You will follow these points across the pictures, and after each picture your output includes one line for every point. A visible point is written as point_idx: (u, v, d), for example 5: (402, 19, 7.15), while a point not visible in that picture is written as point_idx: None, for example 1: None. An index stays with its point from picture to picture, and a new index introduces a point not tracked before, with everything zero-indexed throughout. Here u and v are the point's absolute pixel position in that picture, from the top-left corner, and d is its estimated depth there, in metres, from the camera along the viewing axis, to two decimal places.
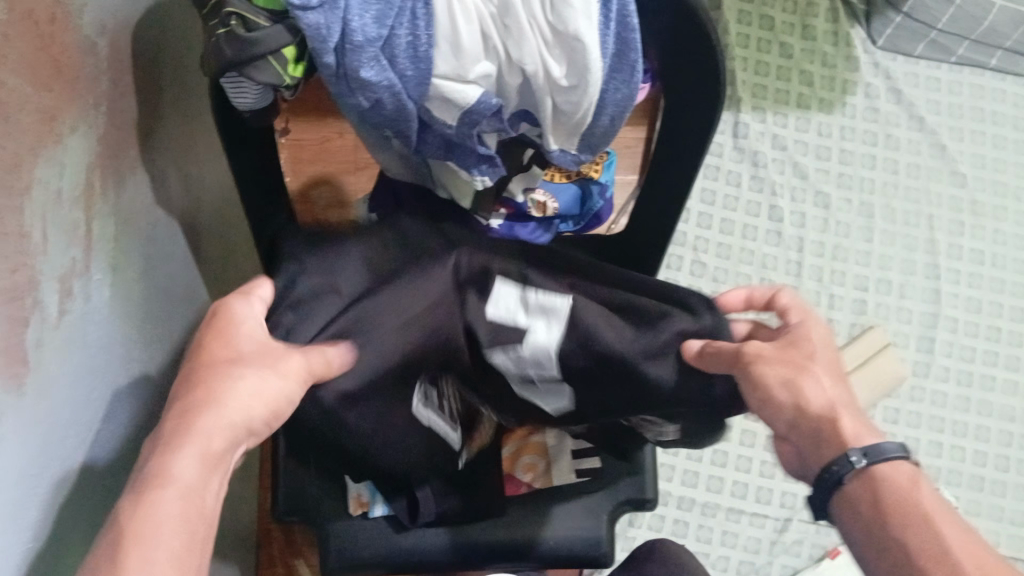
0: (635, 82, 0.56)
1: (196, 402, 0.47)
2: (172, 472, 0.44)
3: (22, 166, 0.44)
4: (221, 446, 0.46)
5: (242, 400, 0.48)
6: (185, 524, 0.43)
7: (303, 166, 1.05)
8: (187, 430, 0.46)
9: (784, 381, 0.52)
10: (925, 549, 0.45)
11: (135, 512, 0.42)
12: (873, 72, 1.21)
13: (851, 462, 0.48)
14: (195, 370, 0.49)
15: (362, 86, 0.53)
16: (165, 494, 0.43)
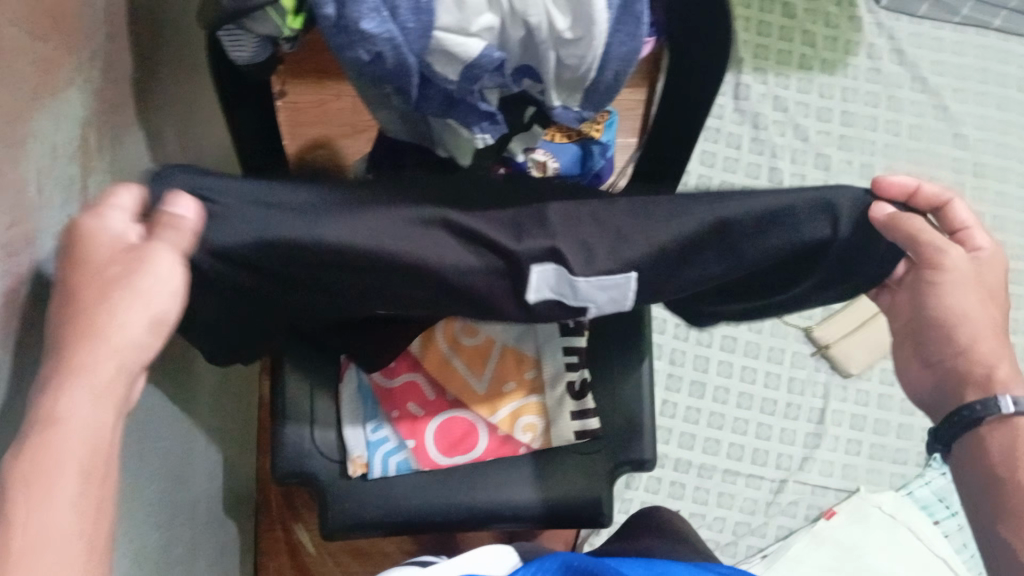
0: (641, 36, 0.56)
1: (72, 347, 0.41)
2: (60, 419, 0.39)
3: (18, 117, 0.43)
4: (111, 381, 0.42)
5: (104, 353, 0.42)
6: (80, 468, 0.39)
7: (300, 128, 1.04)
8: (69, 370, 0.41)
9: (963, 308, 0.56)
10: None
11: (19, 467, 0.38)
12: (876, 32, 1.20)
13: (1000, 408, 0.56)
14: (72, 322, 0.42)
15: (362, 38, 0.52)
16: (53, 441, 0.39)
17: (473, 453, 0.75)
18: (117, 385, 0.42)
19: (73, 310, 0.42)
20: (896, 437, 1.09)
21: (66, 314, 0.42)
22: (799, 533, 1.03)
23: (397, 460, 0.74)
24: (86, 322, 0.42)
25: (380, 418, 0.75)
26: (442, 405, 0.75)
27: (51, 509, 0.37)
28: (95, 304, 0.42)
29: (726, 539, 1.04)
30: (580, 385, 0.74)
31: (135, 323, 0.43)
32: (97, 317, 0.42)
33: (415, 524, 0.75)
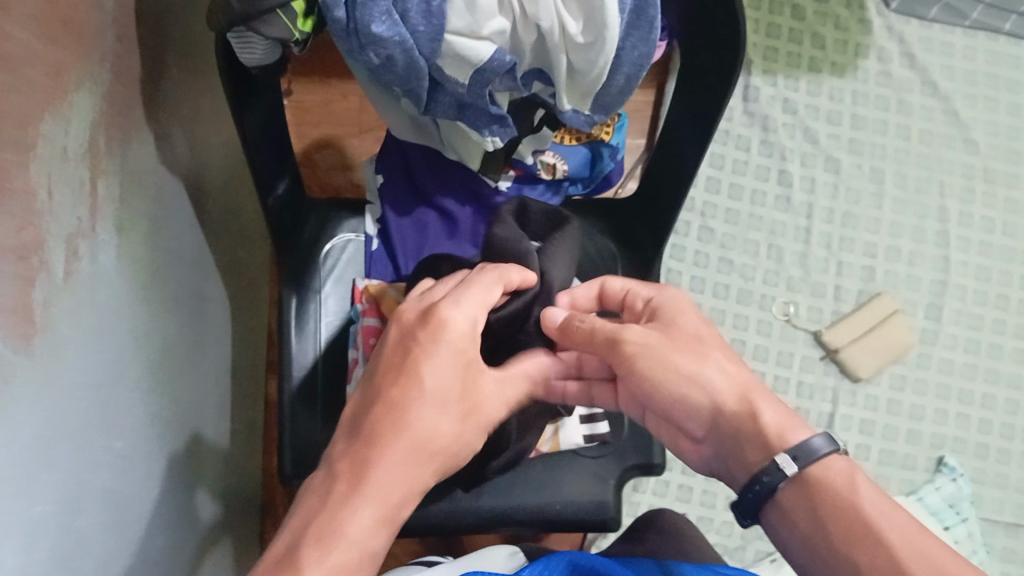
0: (653, 40, 0.55)
1: (376, 457, 0.50)
2: (349, 533, 0.47)
3: (28, 123, 0.43)
4: (398, 505, 0.50)
5: (413, 451, 0.51)
6: (353, 562, 0.46)
7: (306, 127, 1.03)
8: (372, 474, 0.49)
9: (695, 366, 0.56)
10: (874, 562, 0.46)
11: (314, 539, 0.46)
12: (886, 35, 1.19)
13: (781, 471, 0.50)
14: (395, 407, 0.52)
15: (373, 41, 0.52)
16: (341, 540, 0.46)
17: None
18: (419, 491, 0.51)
19: (385, 406, 0.52)
20: (905, 442, 1.06)
21: (387, 404, 0.52)
22: None
23: None
24: (394, 419, 0.51)
25: None
26: None
27: None
28: (400, 400, 0.52)
29: (734, 543, 1.04)
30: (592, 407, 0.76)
31: (452, 437, 0.54)
32: (406, 420, 0.52)
33: (429, 531, 0.75)
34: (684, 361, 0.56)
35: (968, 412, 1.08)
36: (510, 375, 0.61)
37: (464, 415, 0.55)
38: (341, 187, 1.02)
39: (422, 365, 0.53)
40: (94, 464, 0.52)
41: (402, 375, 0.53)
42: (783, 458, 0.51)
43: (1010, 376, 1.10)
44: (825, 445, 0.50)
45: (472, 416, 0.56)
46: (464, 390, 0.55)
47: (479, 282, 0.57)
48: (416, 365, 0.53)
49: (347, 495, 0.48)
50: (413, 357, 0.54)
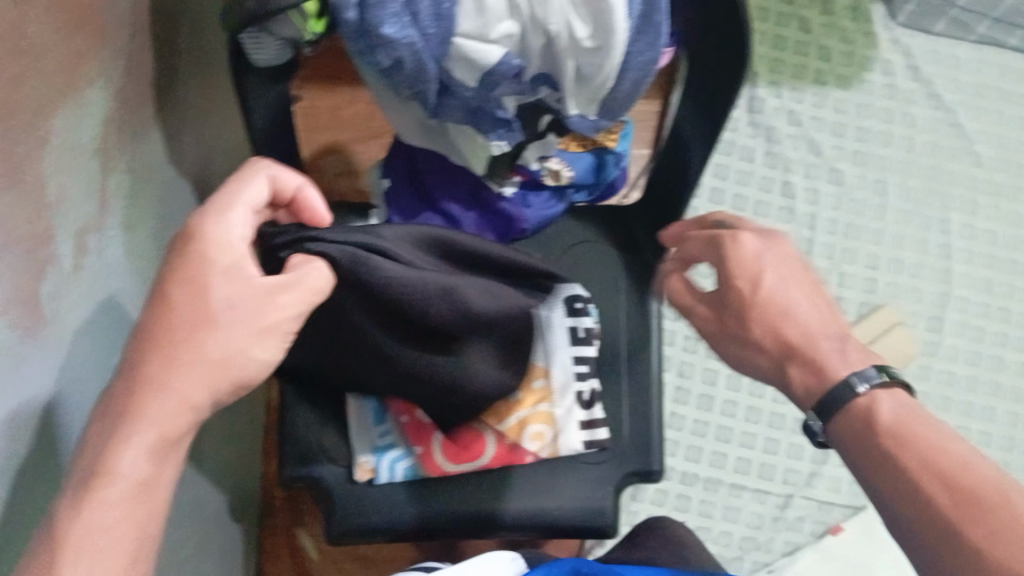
0: (660, 46, 0.55)
1: (137, 392, 0.47)
2: (114, 471, 0.45)
3: (42, 114, 0.43)
4: (176, 427, 0.47)
5: (192, 383, 0.48)
6: (128, 505, 0.45)
7: (313, 132, 1.04)
8: (133, 413, 0.46)
9: (805, 306, 0.55)
10: (943, 487, 0.46)
11: (78, 496, 0.44)
12: (892, 48, 1.20)
13: (856, 388, 0.51)
14: (151, 335, 0.48)
15: (384, 43, 0.53)
16: (98, 490, 0.45)
17: (481, 460, 0.74)
18: (190, 407, 0.48)
19: (143, 338, 0.48)
20: None
21: (162, 309, 0.48)
22: (805, 550, 1.03)
23: (404, 464, 0.74)
24: (155, 341, 0.47)
25: (388, 425, 0.75)
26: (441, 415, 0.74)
27: (105, 514, 0.45)
28: (186, 331, 0.48)
29: (732, 553, 1.04)
30: (579, 303, 0.75)
31: (243, 363, 0.50)
32: (176, 348, 0.47)
33: (426, 532, 0.75)
34: (798, 306, 0.55)
35: (969, 424, 1.08)
36: (304, 276, 0.52)
37: (227, 343, 0.49)
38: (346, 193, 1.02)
39: (194, 287, 0.48)
40: None
41: (158, 303, 0.48)
42: (861, 379, 0.51)
43: (1012, 389, 1.10)
44: (848, 393, 0.51)
45: (273, 336, 0.51)
46: (234, 316, 0.49)
47: (239, 193, 0.51)
48: (197, 278, 0.49)
49: (111, 432, 0.46)
50: (191, 276, 0.49)
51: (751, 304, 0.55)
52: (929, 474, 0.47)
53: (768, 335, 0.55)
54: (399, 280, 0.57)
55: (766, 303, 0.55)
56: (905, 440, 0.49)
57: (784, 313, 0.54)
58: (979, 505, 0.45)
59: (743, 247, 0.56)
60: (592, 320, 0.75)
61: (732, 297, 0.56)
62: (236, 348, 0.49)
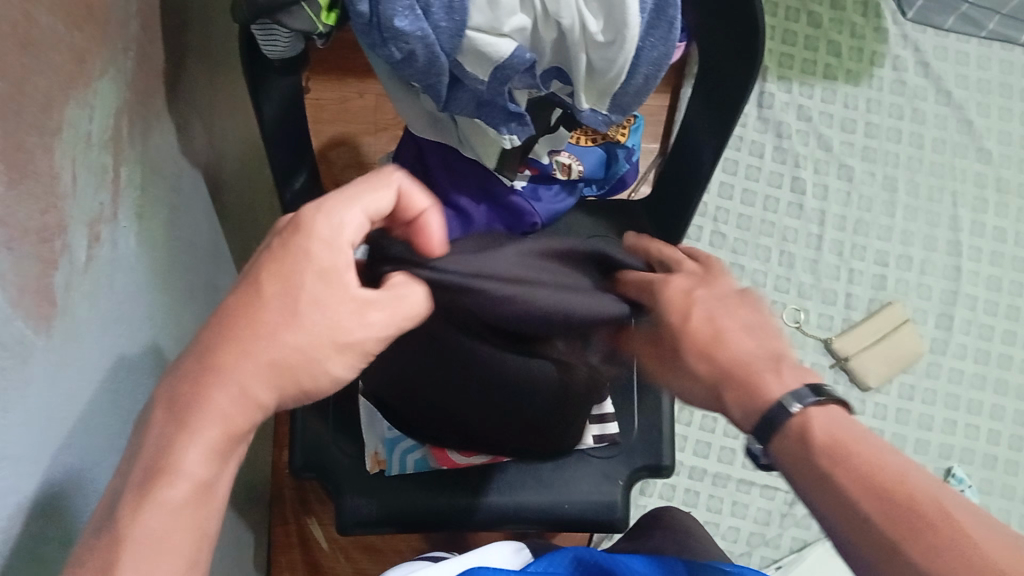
0: (672, 40, 0.55)
1: (203, 380, 0.43)
2: (181, 468, 0.42)
3: (53, 106, 0.43)
4: (242, 428, 0.44)
5: (251, 385, 0.44)
6: (181, 506, 0.41)
7: (323, 126, 1.04)
8: (198, 406, 0.43)
9: (740, 331, 0.54)
10: (898, 505, 0.44)
11: (140, 485, 0.41)
12: (902, 43, 1.19)
13: (790, 407, 0.48)
14: (232, 330, 0.44)
15: (395, 36, 0.53)
16: (167, 480, 0.41)
17: (492, 452, 0.74)
18: (257, 407, 0.44)
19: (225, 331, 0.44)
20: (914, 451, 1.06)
21: (243, 300, 0.45)
22: (813, 546, 1.03)
23: (415, 457, 0.74)
24: (236, 330, 0.44)
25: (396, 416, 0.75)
26: None
27: (145, 536, 0.40)
28: (247, 332, 0.44)
29: (740, 549, 1.04)
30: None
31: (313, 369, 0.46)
32: (253, 347, 0.44)
33: (439, 524, 0.75)
34: (728, 323, 0.54)
35: (976, 421, 1.07)
36: (399, 296, 0.48)
37: (326, 334, 0.45)
38: None
39: (297, 286, 0.45)
40: (101, 450, 0.53)
41: (245, 291, 0.45)
42: (795, 399, 0.49)
43: (1020, 387, 1.09)
44: (781, 413, 0.49)
45: (344, 334, 0.46)
46: (328, 303, 0.45)
47: (369, 193, 0.47)
48: (282, 275, 0.45)
49: (174, 425, 0.42)
50: (289, 269, 0.45)
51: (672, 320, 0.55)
52: (873, 497, 0.45)
53: (694, 370, 0.54)
54: (491, 298, 0.49)
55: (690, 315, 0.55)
56: (843, 458, 0.46)
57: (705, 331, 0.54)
58: (932, 519, 0.43)
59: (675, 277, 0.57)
60: None
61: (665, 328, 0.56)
62: (316, 336, 0.45)
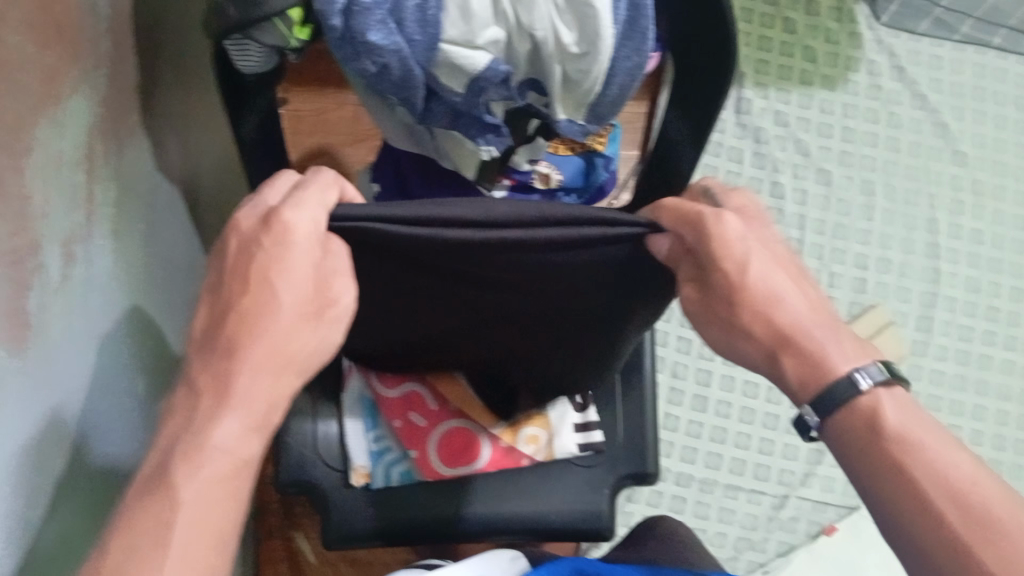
0: (646, 51, 0.55)
1: (231, 359, 0.46)
2: (215, 445, 0.45)
3: (23, 127, 0.43)
4: (265, 410, 0.47)
5: (271, 361, 0.47)
6: (218, 475, 0.45)
7: (301, 138, 1.03)
8: (229, 387, 0.46)
9: (787, 291, 0.51)
10: (959, 493, 0.46)
11: (184, 456, 0.45)
12: (877, 49, 1.20)
13: (856, 383, 0.49)
14: (242, 316, 0.46)
15: (368, 50, 0.53)
16: (205, 455, 0.45)
17: (478, 463, 0.73)
18: (287, 379, 0.48)
19: (236, 322, 0.46)
20: None
21: (243, 283, 0.46)
22: (798, 550, 1.03)
23: (401, 469, 0.74)
24: (251, 317, 0.46)
25: (381, 428, 0.74)
26: (442, 416, 0.72)
27: (185, 507, 0.43)
28: (251, 311, 0.46)
29: (727, 554, 1.04)
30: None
31: (312, 340, 0.48)
32: (258, 328, 0.46)
33: (428, 535, 0.75)
34: (786, 292, 0.51)
35: (958, 421, 1.08)
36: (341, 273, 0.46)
37: (312, 311, 0.47)
38: None
39: (271, 276, 0.46)
40: (76, 470, 0.52)
41: (238, 275, 0.46)
42: (861, 374, 0.49)
43: (1000, 386, 1.10)
44: (853, 392, 0.49)
45: (332, 310, 0.47)
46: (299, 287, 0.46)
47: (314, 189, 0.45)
48: (265, 270, 0.46)
49: (212, 406, 0.45)
50: (253, 267, 0.46)
51: (734, 293, 0.50)
52: (947, 496, 0.46)
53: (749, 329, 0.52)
54: (468, 236, 0.42)
55: (752, 293, 0.50)
56: (913, 445, 0.47)
57: (758, 318, 0.51)
58: (991, 511, 0.45)
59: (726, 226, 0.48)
60: None
61: (741, 309, 0.51)
62: (304, 313, 0.47)
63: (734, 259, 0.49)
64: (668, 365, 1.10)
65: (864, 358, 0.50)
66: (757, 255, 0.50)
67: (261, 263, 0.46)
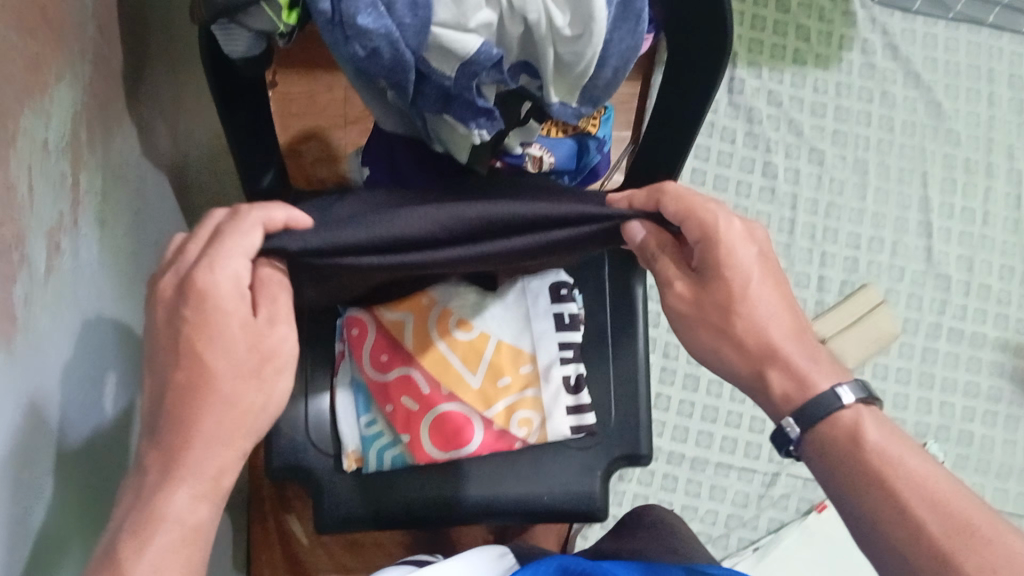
0: (640, 33, 0.55)
1: (176, 434, 0.47)
2: (167, 517, 0.46)
3: (6, 117, 0.42)
4: (217, 479, 0.48)
5: (216, 430, 0.48)
6: (172, 547, 0.45)
7: (291, 120, 1.02)
8: (178, 462, 0.47)
9: (776, 312, 0.53)
10: (938, 503, 0.46)
11: (134, 531, 0.45)
12: (870, 28, 1.19)
13: (840, 393, 0.50)
14: (183, 392, 0.48)
15: (358, 33, 0.52)
16: (156, 529, 0.45)
17: (470, 446, 0.72)
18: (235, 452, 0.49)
19: (174, 399, 0.48)
20: None
21: (178, 350, 0.48)
22: (791, 526, 1.04)
23: (393, 454, 0.73)
24: (192, 393, 0.48)
25: (374, 412, 0.74)
26: (438, 400, 0.71)
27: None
28: (187, 385, 0.48)
29: (718, 531, 1.05)
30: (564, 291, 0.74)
31: (253, 399, 0.50)
32: (202, 399, 0.48)
33: (423, 519, 0.75)
34: (777, 307, 0.53)
35: (950, 399, 1.09)
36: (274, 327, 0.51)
37: (252, 369, 0.50)
38: (327, 179, 1.01)
39: (203, 347, 0.48)
40: (68, 460, 0.52)
41: (173, 353, 0.49)
42: (846, 387, 0.50)
43: (993, 364, 1.11)
44: (838, 404, 0.50)
45: (273, 364, 0.51)
46: (236, 352, 0.49)
47: (230, 236, 0.49)
48: (197, 343, 0.48)
49: (160, 480, 0.46)
50: (185, 335, 0.48)
51: (733, 304, 0.52)
52: (925, 502, 0.46)
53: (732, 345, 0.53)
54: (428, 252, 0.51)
55: (752, 307, 0.52)
56: (895, 459, 0.48)
57: (753, 336, 0.53)
58: (970, 522, 0.45)
59: (734, 231, 0.52)
60: (576, 307, 0.75)
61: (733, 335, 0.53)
62: (242, 375, 0.49)
63: (739, 274, 0.52)
64: (659, 344, 1.10)
65: (843, 376, 0.52)
66: (758, 271, 0.53)
67: (189, 329, 0.49)
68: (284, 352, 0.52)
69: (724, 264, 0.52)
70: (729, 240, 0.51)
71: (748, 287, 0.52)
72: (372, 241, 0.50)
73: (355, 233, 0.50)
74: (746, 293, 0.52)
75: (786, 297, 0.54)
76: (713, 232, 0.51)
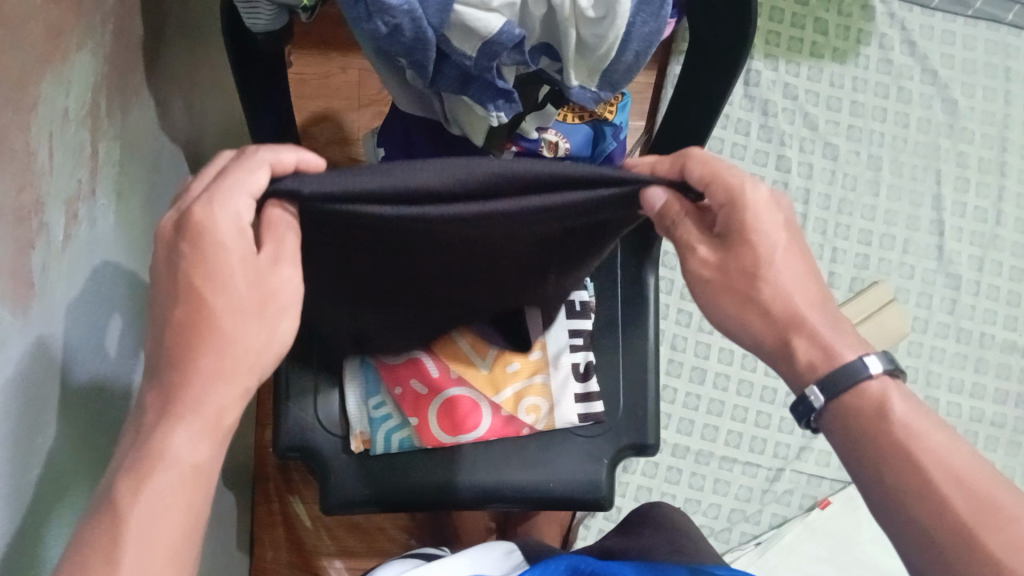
0: (664, 16, 0.55)
1: (177, 370, 0.46)
2: (166, 455, 0.44)
3: (28, 81, 0.42)
4: (219, 417, 0.46)
5: (216, 367, 0.46)
6: (169, 492, 0.44)
7: (305, 101, 1.02)
8: (177, 403, 0.45)
9: (798, 284, 0.51)
10: (963, 480, 0.46)
11: (132, 471, 0.44)
12: (889, 22, 1.18)
13: (867, 362, 0.49)
14: (185, 328, 0.46)
15: (381, 10, 0.52)
16: (153, 471, 0.44)
17: (476, 432, 0.72)
18: (241, 394, 0.47)
19: (177, 335, 0.46)
20: None
21: (181, 286, 0.46)
22: (792, 522, 1.04)
23: (400, 436, 0.73)
24: (193, 329, 0.46)
25: (382, 395, 0.73)
26: (445, 383, 0.71)
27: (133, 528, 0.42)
28: (188, 319, 0.46)
29: (720, 525, 1.05)
30: None
31: (255, 336, 0.47)
32: (202, 335, 0.46)
33: (427, 505, 0.75)
34: (796, 276, 0.51)
35: (957, 399, 1.09)
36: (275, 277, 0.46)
37: (255, 305, 0.46)
38: (339, 162, 1.01)
39: (202, 283, 0.45)
40: (80, 430, 0.52)
41: (172, 287, 0.46)
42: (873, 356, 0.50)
43: (1001, 365, 1.10)
44: (865, 373, 0.49)
45: (276, 303, 0.47)
46: (239, 289, 0.46)
47: (236, 171, 0.44)
48: (197, 277, 0.45)
49: (160, 416, 0.45)
50: (185, 268, 0.45)
51: (759, 270, 0.51)
52: (950, 479, 0.46)
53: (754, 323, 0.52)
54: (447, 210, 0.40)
55: (773, 281, 0.51)
56: (920, 434, 0.47)
57: (778, 301, 0.51)
58: (993, 500, 0.45)
59: (760, 195, 0.49)
60: (588, 296, 0.75)
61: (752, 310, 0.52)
62: (244, 312, 0.46)
63: (766, 240, 0.50)
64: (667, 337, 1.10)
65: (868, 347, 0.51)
66: (784, 242, 0.51)
67: (188, 264, 0.45)
68: (287, 294, 0.47)
69: (749, 230, 0.49)
70: (754, 207, 0.49)
71: (773, 256, 0.50)
72: (383, 186, 0.39)
73: (357, 179, 0.39)
74: (768, 265, 0.50)
75: (804, 263, 0.52)
76: (742, 196, 0.48)
